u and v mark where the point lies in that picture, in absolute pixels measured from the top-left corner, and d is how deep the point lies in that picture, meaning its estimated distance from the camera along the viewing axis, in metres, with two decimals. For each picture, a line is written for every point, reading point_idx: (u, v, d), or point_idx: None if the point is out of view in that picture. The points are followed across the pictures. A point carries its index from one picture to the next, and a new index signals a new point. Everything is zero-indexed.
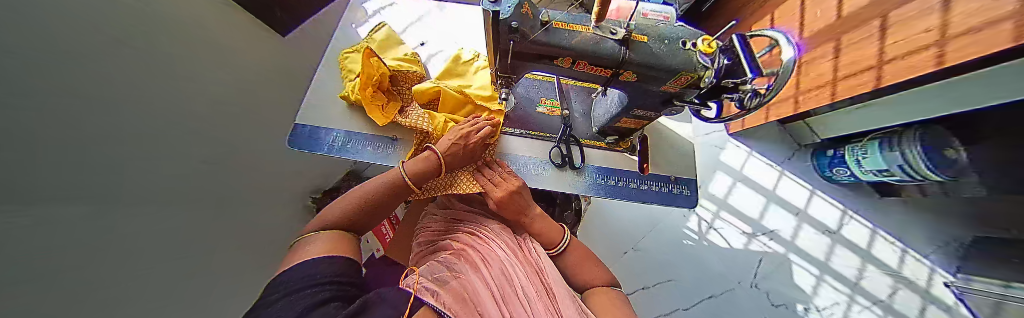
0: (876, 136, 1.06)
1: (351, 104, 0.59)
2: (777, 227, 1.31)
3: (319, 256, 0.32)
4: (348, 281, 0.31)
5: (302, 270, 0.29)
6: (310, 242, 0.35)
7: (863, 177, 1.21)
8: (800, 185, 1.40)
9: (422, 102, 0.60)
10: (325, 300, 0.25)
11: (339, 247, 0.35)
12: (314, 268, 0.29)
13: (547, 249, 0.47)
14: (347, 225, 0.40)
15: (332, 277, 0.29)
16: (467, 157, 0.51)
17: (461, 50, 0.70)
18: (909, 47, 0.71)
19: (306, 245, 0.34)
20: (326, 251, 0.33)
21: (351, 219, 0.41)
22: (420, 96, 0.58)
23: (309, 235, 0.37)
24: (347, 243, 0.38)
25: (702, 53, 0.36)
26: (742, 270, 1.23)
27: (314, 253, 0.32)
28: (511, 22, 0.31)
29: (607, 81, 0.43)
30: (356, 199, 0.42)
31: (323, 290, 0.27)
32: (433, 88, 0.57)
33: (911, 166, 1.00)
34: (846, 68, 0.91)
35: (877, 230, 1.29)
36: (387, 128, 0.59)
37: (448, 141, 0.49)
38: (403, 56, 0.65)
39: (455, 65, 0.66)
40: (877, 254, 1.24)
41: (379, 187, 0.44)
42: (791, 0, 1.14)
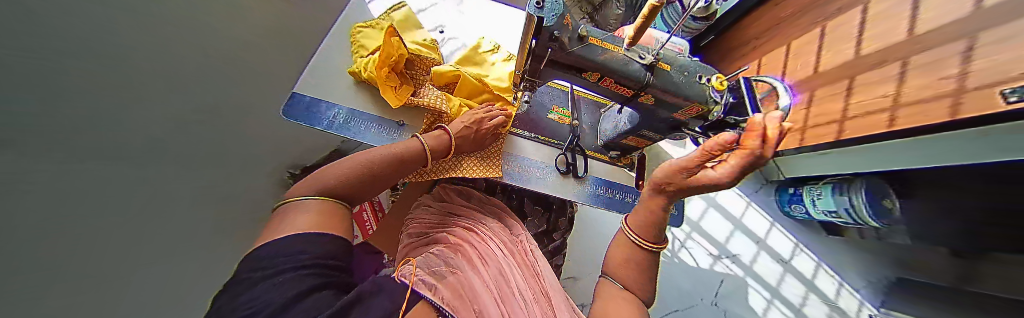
0: (831, 180, 1.20)
1: (360, 81, 0.57)
2: (740, 252, 1.43)
3: (308, 232, 0.27)
4: (340, 266, 0.27)
5: (291, 243, 0.24)
6: (302, 207, 0.30)
7: (815, 216, 1.35)
8: (764, 216, 1.54)
9: (439, 85, 0.60)
10: (320, 286, 0.21)
11: (331, 223, 0.30)
12: (308, 242, 0.25)
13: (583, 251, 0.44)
14: (345, 193, 0.36)
15: (325, 259, 0.25)
16: (475, 143, 0.54)
17: (481, 40, 0.70)
18: (868, 108, 0.81)
19: (296, 211, 0.29)
20: (317, 225, 0.28)
21: (349, 187, 0.37)
22: (440, 79, 0.58)
23: (302, 199, 0.31)
24: (341, 220, 0.33)
25: (714, 89, 0.39)
26: (706, 289, 1.32)
27: (303, 225, 0.27)
28: (553, 31, 0.31)
29: (625, 100, 0.45)
30: (357, 166, 0.38)
31: (317, 273, 0.22)
32: (454, 73, 0.58)
33: (855, 210, 1.12)
34: (816, 118, 1.02)
35: (821, 264, 1.45)
36: (397, 112, 0.58)
37: (460, 124, 0.51)
38: (422, 41, 0.63)
39: (473, 54, 0.65)
40: (819, 285, 1.40)
41: (384, 158, 0.41)
42: (778, 50, 1.25)
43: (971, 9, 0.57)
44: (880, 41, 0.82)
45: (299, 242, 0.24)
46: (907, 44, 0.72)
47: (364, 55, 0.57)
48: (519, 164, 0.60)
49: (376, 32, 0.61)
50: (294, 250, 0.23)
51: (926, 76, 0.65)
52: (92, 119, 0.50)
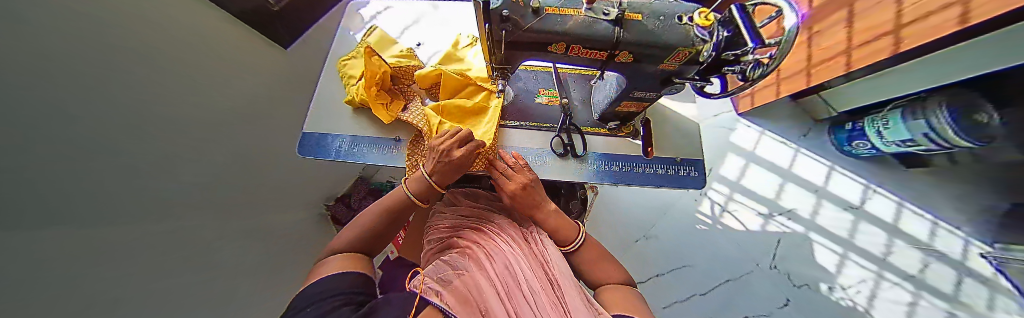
0: (898, 104, 1.02)
1: (357, 107, 0.61)
2: (794, 206, 1.27)
3: (333, 273, 0.33)
4: (366, 292, 0.31)
5: (316, 286, 0.30)
6: (325, 264, 0.36)
7: (885, 150, 1.16)
8: (818, 161, 1.35)
9: (426, 86, 0.62)
10: (340, 307, 0.25)
11: (352, 265, 0.36)
12: (327, 282, 0.30)
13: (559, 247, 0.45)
14: (361, 248, 0.41)
15: (348, 289, 0.29)
16: (457, 171, 0.48)
17: (458, 36, 0.72)
18: (930, 6, 0.67)
19: (322, 268, 0.36)
20: (341, 267, 0.34)
21: (374, 231, 0.43)
22: (424, 81, 0.60)
23: (325, 258, 0.38)
24: (361, 262, 0.38)
25: (700, 26, 0.35)
26: (760, 252, 1.20)
27: (328, 270, 0.34)
28: (501, 10, 0.32)
29: (603, 65, 0.42)
30: (374, 214, 0.44)
31: (338, 300, 0.27)
32: (434, 72, 0.59)
33: (938, 133, 0.94)
34: (861, 35, 0.87)
35: (903, 203, 1.23)
36: (393, 128, 0.61)
37: (432, 160, 0.47)
38: (401, 53, 0.66)
39: (454, 51, 0.67)
40: (905, 228, 1.19)
41: (387, 204, 0.46)
42: None
43: None
44: None
45: (323, 283, 0.30)
46: None
47: (353, 82, 0.60)
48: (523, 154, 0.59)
49: (358, 59, 0.64)
50: (320, 290, 0.28)
51: None
52: (167, 190, 0.61)
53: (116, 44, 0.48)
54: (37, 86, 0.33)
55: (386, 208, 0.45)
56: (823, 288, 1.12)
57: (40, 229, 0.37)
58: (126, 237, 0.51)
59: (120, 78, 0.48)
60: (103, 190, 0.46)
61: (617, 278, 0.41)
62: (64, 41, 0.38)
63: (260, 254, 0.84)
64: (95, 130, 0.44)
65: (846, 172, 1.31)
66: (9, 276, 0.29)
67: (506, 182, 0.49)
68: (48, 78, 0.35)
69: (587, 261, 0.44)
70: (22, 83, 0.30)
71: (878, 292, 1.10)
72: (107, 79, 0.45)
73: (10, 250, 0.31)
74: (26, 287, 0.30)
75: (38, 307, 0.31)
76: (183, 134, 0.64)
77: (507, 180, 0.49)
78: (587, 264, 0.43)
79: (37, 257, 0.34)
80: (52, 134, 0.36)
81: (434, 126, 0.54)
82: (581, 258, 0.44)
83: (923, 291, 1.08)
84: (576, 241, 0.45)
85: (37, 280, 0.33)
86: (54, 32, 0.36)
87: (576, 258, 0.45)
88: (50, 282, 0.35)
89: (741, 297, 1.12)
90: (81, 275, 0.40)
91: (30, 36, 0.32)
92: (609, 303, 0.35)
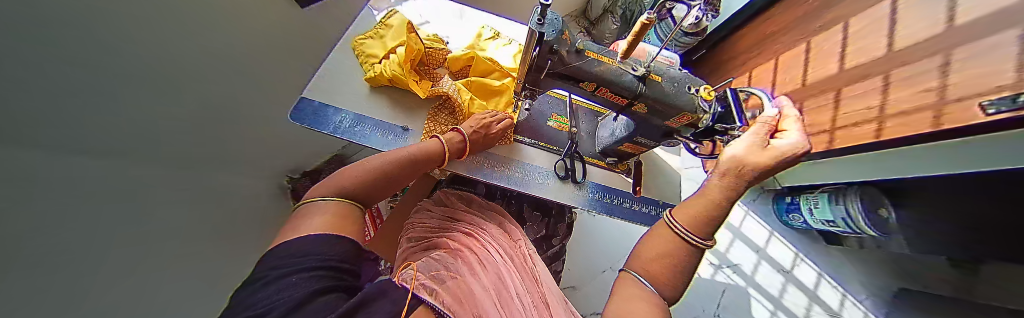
0: (825, 190, 1.21)
1: (377, 86, 0.62)
2: (740, 261, 1.42)
3: (321, 233, 0.26)
4: (350, 271, 0.26)
5: (301, 246, 0.23)
6: (312, 210, 0.29)
7: (813, 226, 1.35)
8: (763, 226, 1.54)
9: (455, 70, 0.67)
10: (329, 287, 0.20)
11: (345, 227, 0.30)
12: (317, 242, 0.24)
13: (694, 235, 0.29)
14: (356, 197, 0.35)
15: (336, 263, 0.24)
16: (485, 143, 0.57)
17: (482, 28, 0.78)
18: (855, 119, 0.85)
19: (302, 219, 0.28)
20: (331, 228, 0.27)
21: (368, 188, 0.37)
22: (456, 63, 0.65)
23: (314, 200, 0.31)
24: (354, 222, 0.32)
25: (703, 99, 0.41)
26: (707, 299, 1.30)
27: (313, 229, 0.26)
28: (553, 44, 0.34)
29: (619, 109, 0.47)
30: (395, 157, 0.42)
31: (328, 276, 0.21)
32: (467, 55, 0.64)
33: (852, 220, 1.13)
34: (807, 129, 1.06)
35: (824, 274, 1.44)
36: (411, 108, 0.63)
37: (470, 128, 0.54)
38: (428, 36, 0.68)
39: (477, 41, 0.74)
40: (823, 295, 1.38)
41: (401, 158, 0.43)
42: (765, 65, 1.31)
43: (944, 27, 0.62)
44: (860, 57, 0.86)
45: (309, 244, 0.23)
46: (889, 58, 0.77)
47: (376, 61, 0.61)
48: (488, 161, 0.61)
49: (378, 42, 0.65)
50: (308, 252, 0.22)
51: (908, 88, 0.69)
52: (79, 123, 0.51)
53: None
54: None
55: (378, 167, 0.39)
56: None
57: None
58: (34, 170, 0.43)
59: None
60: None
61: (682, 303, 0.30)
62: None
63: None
64: None
65: (783, 238, 1.52)
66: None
67: (749, 179, 0.30)
68: None
69: (652, 251, 0.29)
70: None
71: None
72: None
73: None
74: None
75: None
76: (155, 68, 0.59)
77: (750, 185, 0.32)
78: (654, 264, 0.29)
79: None
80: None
81: (464, 101, 0.61)
82: (659, 235, 0.30)
83: None
84: (688, 239, 0.28)
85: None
86: None
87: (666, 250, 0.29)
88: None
89: None
90: None
91: None
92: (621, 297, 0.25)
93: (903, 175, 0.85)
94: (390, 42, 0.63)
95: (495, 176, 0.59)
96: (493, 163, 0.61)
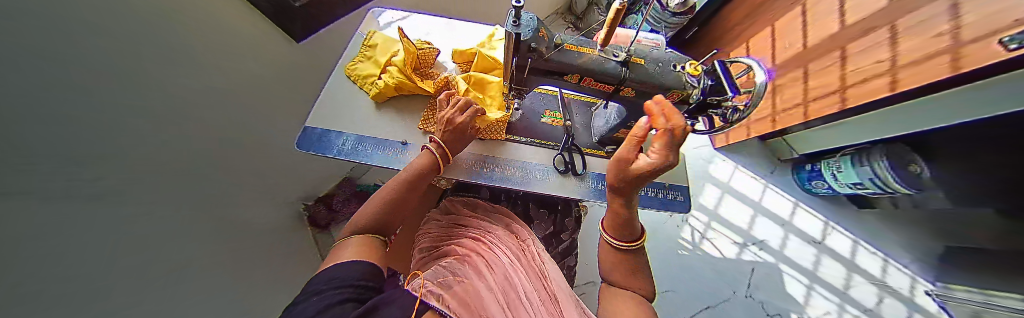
0: (848, 152, 1.14)
1: (382, 105, 0.65)
2: (766, 237, 1.36)
3: (348, 260, 0.30)
4: (374, 290, 0.28)
5: (333, 269, 0.28)
6: (344, 245, 0.34)
7: (839, 191, 1.28)
8: (784, 197, 1.47)
9: (459, 61, 0.72)
10: (344, 301, 0.23)
11: (369, 252, 0.33)
12: (343, 267, 0.28)
13: (625, 242, 0.38)
14: (377, 227, 0.39)
15: (357, 280, 0.26)
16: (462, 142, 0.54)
17: (495, 29, 0.81)
18: (865, 74, 0.81)
19: (340, 249, 0.33)
20: (357, 255, 0.31)
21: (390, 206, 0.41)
22: (460, 56, 0.71)
23: (344, 239, 0.36)
24: (378, 247, 0.36)
25: (691, 74, 0.41)
26: (737, 281, 1.25)
27: (348, 255, 0.31)
28: (530, 42, 0.36)
29: (608, 97, 0.47)
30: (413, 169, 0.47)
31: (347, 291, 0.24)
32: (471, 50, 0.70)
33: (882, 180, 1.06)
34: (815, 91, 1.01)
35: (858, 240, 1.36)
36: (407, 120, 0.64)
37: (439, 131, 0.51)
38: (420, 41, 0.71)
39: (488, 41, 0.77)
40: (861, 264, 1.30)
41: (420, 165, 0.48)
42: (762, 34, 1.27)
43: None
44: (860, 12, 0.83)
45: (337, 270, 0.27)
46: (891, 9, 0.73)
47: (375, 80, 0.65)
48: (488, 164, 0.61)
49: (369, 63, 0.68)
50: (336, 277, 0.26)
51: (917, 36, 0.66)
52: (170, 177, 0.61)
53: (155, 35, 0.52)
54: (43, 54, 0.31)
55: (386, 191, 0.43)
56: None
57: (44, 203, 0.34)
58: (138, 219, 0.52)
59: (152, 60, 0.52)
60: (122, 172, 0.49)
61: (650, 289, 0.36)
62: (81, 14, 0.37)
63: (229, 254, 0.77)
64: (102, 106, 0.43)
65: (808, 208, 1.45)
66: (3, 253, 0.27)
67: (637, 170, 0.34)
68: (59, 50, 0.34)
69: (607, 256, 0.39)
70: (21, 50, 0.28)
71: None
72: (115, 61, 0.44)
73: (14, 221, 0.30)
74: (24, 273, 0.29)
75: (28, 288, 0.28)
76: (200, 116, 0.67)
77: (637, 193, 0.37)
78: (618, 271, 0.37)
79: (37, 241, 0.32)
80: (54, 106, 0.35)
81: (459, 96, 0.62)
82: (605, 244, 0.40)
83: None
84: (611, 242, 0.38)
85: (42, 251, 0.32)
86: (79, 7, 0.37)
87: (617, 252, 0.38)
88: (55, 252, 0.34)
89: None
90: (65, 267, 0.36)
91: (42, 10, 0.31)
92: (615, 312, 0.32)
93: (935, 125, 0.80)
94: (382, 58, 0.68)
95: (495, 177, 0.59)
96: (493, 166, 0.61)
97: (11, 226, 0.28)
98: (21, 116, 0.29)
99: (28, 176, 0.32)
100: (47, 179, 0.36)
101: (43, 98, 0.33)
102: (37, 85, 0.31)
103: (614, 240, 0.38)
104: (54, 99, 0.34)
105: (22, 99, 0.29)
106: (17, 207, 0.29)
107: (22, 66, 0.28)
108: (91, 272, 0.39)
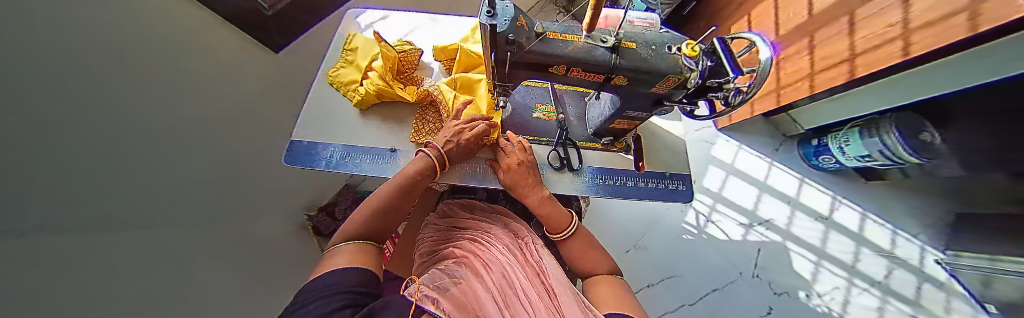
0: (857, 124, 1.11)
1: (366, 110, 0.63)
2: (772, 216, 1.35)
3: (342, 268, 0.29)
4: (371, 294, 0.27)
5: (324, 278, 0.26)
6: (335, 254, 0.33)
7: (847, 165, 1.25)
8: (790, 175, 1.44)
9: (441, 59, 0.71)
10: (342, 308, 0.22)
11: (362, 259, 0.32)
12: (336, 274, 0.27)
13: (554, 234, 0.48)
14: (369, 233, 0.38)
15: (353, 287, 0.25)
16: (464, 152, 0.53)
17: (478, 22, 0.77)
18: (876, 41, 0.77)
19: (332, 258, 0.32)
20: (351, 262, 0.30)
21: (380, 213, 0.40)
22: (442, 53, 0.70)
23: (337, 246, 0.34)
24: (370, 256, 0.35)
25: (687, 56, 0.38)
26: (743, 261, 1.25)
27: (337, 263, 0.30)
28: (508, 34, 0.34)
29: (599, 87, 0.45)
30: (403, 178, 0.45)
31: (343, 299, 0.23)
32: (452, 46, 0.69)
33: (891, 151, 1.04)
34: (822, 63, 0.97)
35: (867, 214, 1.33)
36: (394, 127, 0.62)
37: (444, 138, 0.51)
38: (401, 43, 0.69)
39: (471, 35, 0.74)
40: (869, 237, 1.28)
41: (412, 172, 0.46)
42: (764, 5, 1.20)
43: None
44: None
45: (332, 276, 0.26)
46: None
47: (358, 86, 0.63)
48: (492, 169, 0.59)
49: (352, 69, 0.66)
50: (331, 283, 0.25)
51: None
52: (166, 198, 0.61)
53: (142, 57, 0.52)
54: (30, 82, 0.31)
55: (379, 199, 0.41)
56: (801, 295, 1.18)
57: (35, 241, 0.34)
58: (141, 241, 0.52)
59: (149, 87, 0.54)
60: (113, 197, 0.49)
61: (606, 268, 0.43)
62: (62, 37, 0.36)
63: (248, 264, 0.80)
64: (90, 133, 0.42)
65: (815, 184, 1.42)
66: (14, 287, 0.27)
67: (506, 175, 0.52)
68: (47, 82, 0.34)
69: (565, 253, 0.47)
70: (15, 85, 0.29)
71: (850, 298, 1.16)
72: (105, 85, 0.44)
73: (14, 253, 0.30)
74: (52, 303, 0.30)
75: (50, 315, 0.30)
76: (198, 137, 0.68)
77: (525, 190, 0.50)
78: (588, 260, 0.44)
79: (43, 274, 0.32)
80: (42, 136, 0.34)
81: (448, 99, 0.61)
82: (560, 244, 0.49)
83: (889, 296, 1.16)
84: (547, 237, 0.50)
85: (52, 283, 0.33)
86: (57, 34, 0.36)
87: (566, 246, 0.47)
88: (64, 284, 0.35)
89: (727, 306, 1.15)
90: (87, 293, 0.37)
91: (26, 43, 0.31)
92: (601, 298, 0.36)
93: (949, 90, 0.76)
94: (364, 62, 0.65)
95: (490, 180, 0.57)
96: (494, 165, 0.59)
97: (11, 265, 0.28)
98: (7, 148, 0.29)
99: (13, 212, 0.31)
100: (43, 209, 0.36)
101: (29, 133, 0.32)
102: (21, 119, 0.30)
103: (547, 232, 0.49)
104: (38, 132, 0.34)
105: (10, 131, 0.29)
106: (9, 246, 0.29)
107: (8, 97, 0.28)
108: (108, 293, 0.40)
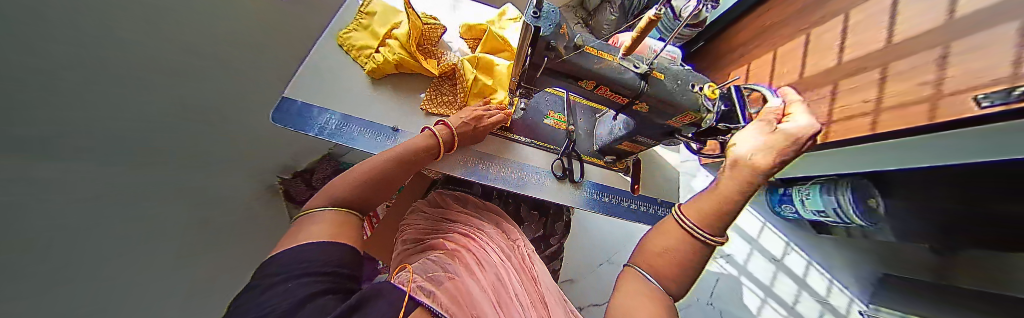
0: (819, 181, 1.23)
1: (378, 80, 0.61)
2: (733, 252, 1.46)
3: (319, 241, 0.26)
4: (349, 277, 0.25)
5: (296, 255, 0.23)
6: (310, 220, 0.29)
7: (804, 216, 1.37)
8: (755, 217, 1.57)
9: (467, 37, 0.72)
10: (326, 291, 0.20)
11: (342, 233, 0.30)
12: (315, 250, 0.24)
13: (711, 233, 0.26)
14: (356, 203, 0.35)
15: (331, 268, 0.23)
16: (472, 138, 0.57)
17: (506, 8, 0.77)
18: (851, 112, 0.85)
19: (306, 225, 0.29)
20: (331, 236, 0.28)
21: (369, 194, 0.37)
22: (469, 31, 0.71)
23: (312, 212, 0.30)
24: (352, 231, 0.32)
25: (707, 97, 0.39)
26: (701, 289, 1.34)
27: (316, 236, 0.26)
28: (549, 40, 0.32)
29: (619, 108, 0.46)
30: (408, 151, 0.45)
31: (323, 282, 0.21)
32: (481, 27, 0.70)
33: (843, 210, 1.14)
34: None
35: (812, 262, 1.48)
36: (402, 106, 0.61)
37: (460, 119, 0.54)
38: (425, 16, 0.67)
39: (498, 19, 0.74)
40: (811, 283, 1.43)
41: (419, 142, 0.48)
42: (764, 58, 1.29)
43: (944, 18, 0.62)
44: (859, 49, 0.86)
45: (309, 252, 0.24)
46: (886, 51, 0.76)
47: (373, 54, 0.61)
48: (496, 165, 0.60)
49: (365, 34, 0.63)
50: (309, 259, 0.23)
51: (903, 82, 0.70)
52: None
53: None
54: None
55: (376, 166, 0.40)
56: None
57: None
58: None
59: None
60: None
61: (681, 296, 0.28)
62: None
63: None
64: None
65: (775, 229, 1.56)
66: None
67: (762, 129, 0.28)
68: None
69: (665, 246, 0.27)
70: None
71: None
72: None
73: None
74: None
75: None
76: None
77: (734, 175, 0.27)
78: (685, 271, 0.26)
79: None
80: None
81: (467, 80, 0.63)
82: (669, 232, 0.27)
83: None
84: (697, 234, 0.25)
85: None
86: None
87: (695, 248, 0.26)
88: None
89: None
90: None
91: None
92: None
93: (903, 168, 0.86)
94: (381, 30, 0.63)
95: (492, 174, 0.58)
96: (490, 163, 0.60)
97: None
98: None
99: None
100: None
101: None
102: None
103: (700, 229, 0.25)
104: None
105: None
106: None
107: None
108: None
